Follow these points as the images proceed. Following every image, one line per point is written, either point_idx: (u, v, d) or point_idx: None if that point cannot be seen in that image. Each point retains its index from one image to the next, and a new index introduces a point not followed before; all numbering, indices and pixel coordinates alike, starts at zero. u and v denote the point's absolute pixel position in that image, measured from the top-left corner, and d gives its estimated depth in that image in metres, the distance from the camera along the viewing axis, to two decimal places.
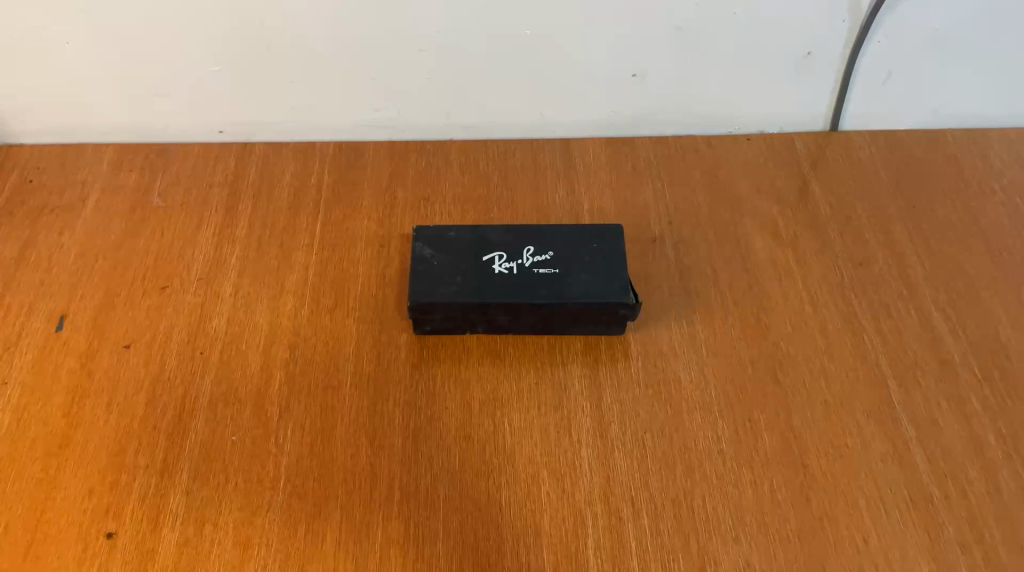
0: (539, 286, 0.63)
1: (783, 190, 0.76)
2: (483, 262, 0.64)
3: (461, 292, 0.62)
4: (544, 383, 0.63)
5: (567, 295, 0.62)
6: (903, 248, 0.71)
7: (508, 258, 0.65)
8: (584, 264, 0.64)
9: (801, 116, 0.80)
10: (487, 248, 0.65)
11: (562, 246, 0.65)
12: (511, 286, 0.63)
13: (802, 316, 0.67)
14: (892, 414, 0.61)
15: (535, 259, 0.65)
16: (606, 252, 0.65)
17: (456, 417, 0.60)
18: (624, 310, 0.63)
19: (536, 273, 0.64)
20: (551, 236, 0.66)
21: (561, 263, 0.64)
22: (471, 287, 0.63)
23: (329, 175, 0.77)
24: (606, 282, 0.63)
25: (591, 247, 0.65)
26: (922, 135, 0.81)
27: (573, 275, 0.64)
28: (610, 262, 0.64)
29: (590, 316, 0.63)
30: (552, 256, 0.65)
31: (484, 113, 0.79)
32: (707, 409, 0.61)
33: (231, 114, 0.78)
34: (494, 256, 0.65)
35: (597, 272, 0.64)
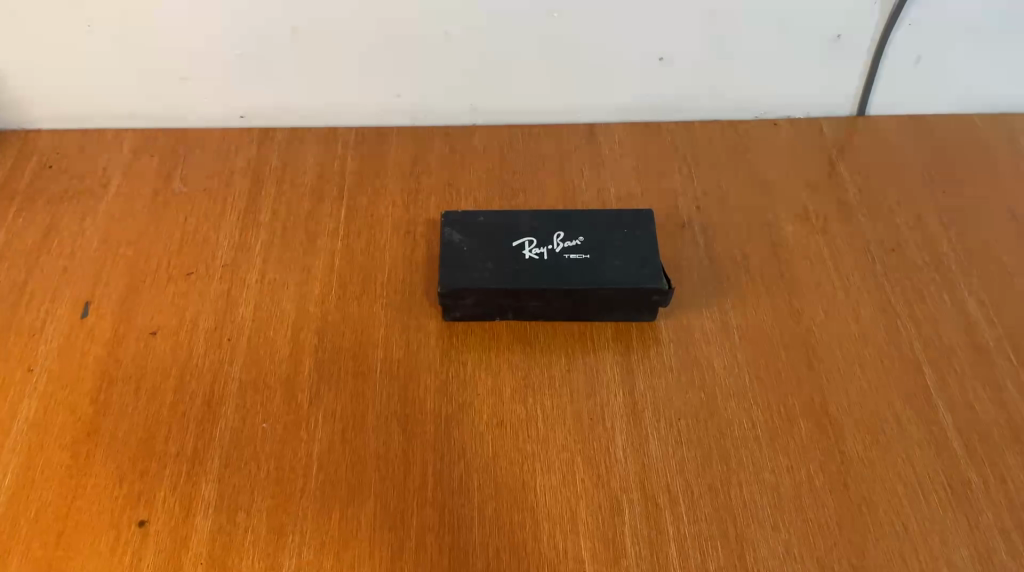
0: (570, 272, 0.62)
1: (812, 175, 0.75)
2: (514, 247, 0.64)
3: (493, 277, 0.62)
4: (576, 370, 0.62)
5: (599, 281, 0.62)
6: (935, 234, 0.71)
7: (538, 243, 0.64)
8: (615, 249, 0.64)
9: (828, 100, 0.79)
10: (517, 233, 0.65)
11: (592, 231, 0.65)
12: (543, 272, 0.62)
13: (835, 302, 0.66)
14: (928, 400, 0.60)
15: (566, 244, 0.64)
16: (637, 238, 0.64)
17: (488, 404, 0.60)
18: (657, 296, 0.62)
19: (567, 259, 0.63)
20: (580, 222, 0.66)
21: (592, 249, 0.64)
22: (503, 273, 0.62)
23: (352, 160, 0.76)
24: (638, 268, 0.62)
25: (622, 233, 0.65)
26: (950, 119, 0.80)
27: (604, 260, 0.63)
28: (641, 246, 0.64)
29: (622, 303, 0.63)
30: (583, 242, 0.64)
31: (508, 98, 0.78)
32: (741, 395, 0.61)
33: (253, 99, 0.77)
34: (524, 241, 0.64)
35: (629, 258, 0.63)
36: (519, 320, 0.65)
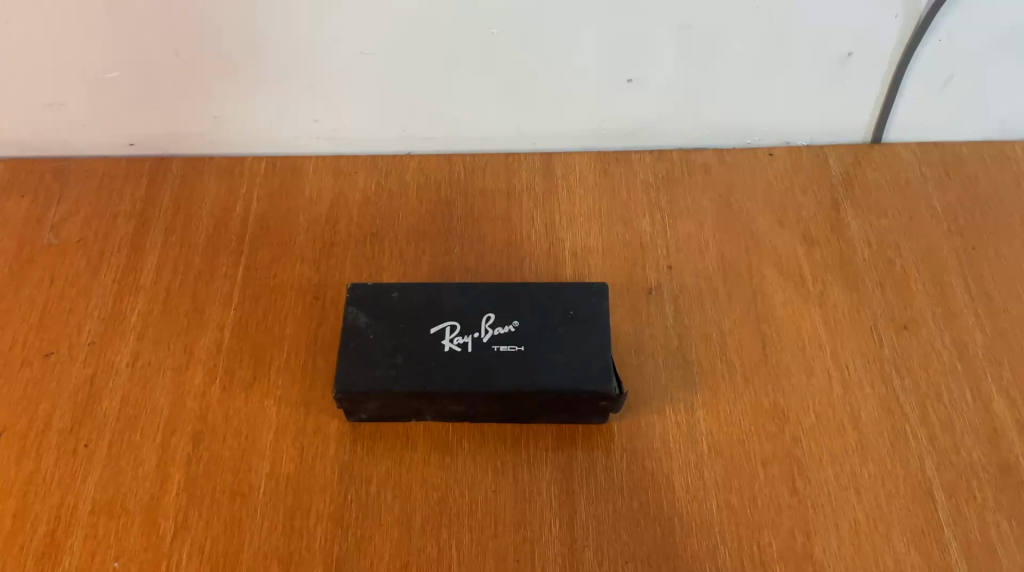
0: (498, 370, 0.50)
1: (811, 224, 0.62)
2: (432, 335, 0.52)
3: (401, 377, 0.50)
4: (505, 492, 0.51)
5: (532, 384, 0.49)
6: (958, 306, 0.58)
7: (461, 330, 0.52)
8: (556, 338, 0.51)
9: (836, 125, 0.65)
10: (437, 314, 0.53)
11: (529, 313, 0.52)
12: (464, 370, 0.50)
13: (830, 399, 0.54)
14: (939, 540, 0.48)
15: (495, 332, 0.52)
16: (584, 321, 0.52)
17: (392, 539, 0.49)
18: (605, 401, 0.50)
19: (495, 352, 0.51)
20: (516, 299, 0.53)
21: (528, 336, 0.51)
22: (414, 370, 0.50)
23: (258, 201, 0.64)
24: (582, 365, 0.50)
25: (567, 316, 0.52)
26: (986, 148, 0.66)
27: (541, 354, 0.50)
28: (588, 334, 0.51)
29: (562, 406, 0.51)
30: (517, 327, 0.52)
31: (448, 123, 0.65)
32: (706, 529, 0.49)
33: (142, 126, 0.64)
34: (444, 327, 0.52)
35: (572, 351, 0.51)
36: (440, 419, 0.53)
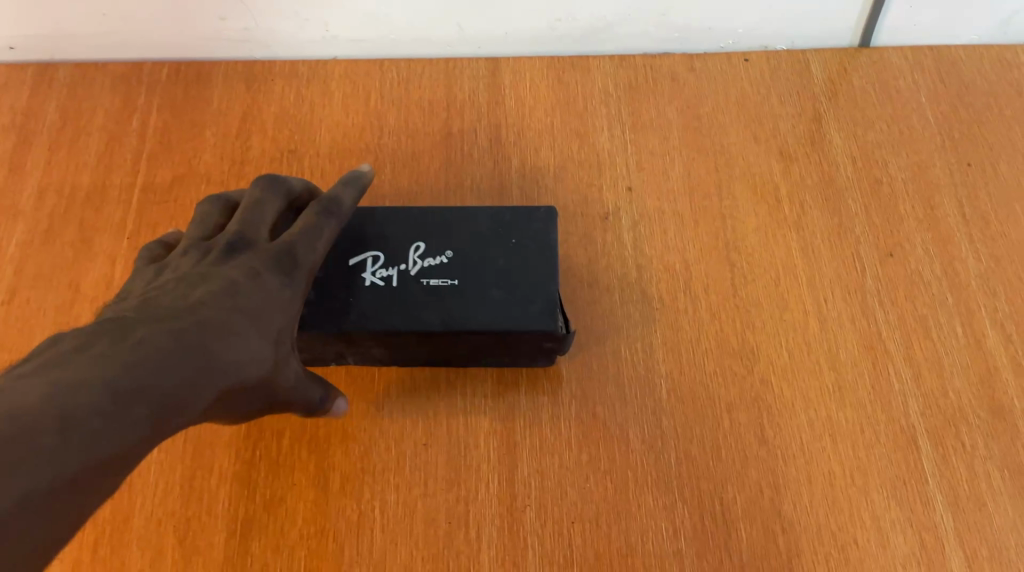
0: (425, 308, 0.43)
1: (789, 138, 0.55)
2: (349, 267, 0.44)
3: (313, 317, 0.43)
4: (437, 446, 0.44)
5: (464, 323, 0.42)
6: (951, 231, 0.51)
7: (384, 262, 0.45)
8: (495, 271, 0.44)
9: (820, 24, 0.58)
10: (357, 242, 0.45)
11: (466, 242, 0.45)
12: (388, 308, 0.43)
13: (805, 337, 0.48)
14: (921, 493, 0.43)
15: (424, 264, 0.45)
16: (529, 251, 0.45)
17: (307, 500, 0.43)
18: (550, 341, 0.43)
19: (422, 287, 0.44)
20: (451, 227, 0.46)
21: (463, 270, 0.44)
22: (328, 309, 0.43)
23: (158, 112, 0.55)
24: (525, 301, 0.43)
25: (507, 245, 0.45)
26: (986, 52, 0.59)
27: (478, 289, 0.44)
28: (533, 265, 0.44)
29: (502, 348, 0.44)
30: (450, 259, 0.45)
31: (378, 23, 0.56)
32: (662, 484, 0.43)
33: (18, 24, 0.55)
34: (365, 258, 0.45)
35: (513, 285, 0.44)
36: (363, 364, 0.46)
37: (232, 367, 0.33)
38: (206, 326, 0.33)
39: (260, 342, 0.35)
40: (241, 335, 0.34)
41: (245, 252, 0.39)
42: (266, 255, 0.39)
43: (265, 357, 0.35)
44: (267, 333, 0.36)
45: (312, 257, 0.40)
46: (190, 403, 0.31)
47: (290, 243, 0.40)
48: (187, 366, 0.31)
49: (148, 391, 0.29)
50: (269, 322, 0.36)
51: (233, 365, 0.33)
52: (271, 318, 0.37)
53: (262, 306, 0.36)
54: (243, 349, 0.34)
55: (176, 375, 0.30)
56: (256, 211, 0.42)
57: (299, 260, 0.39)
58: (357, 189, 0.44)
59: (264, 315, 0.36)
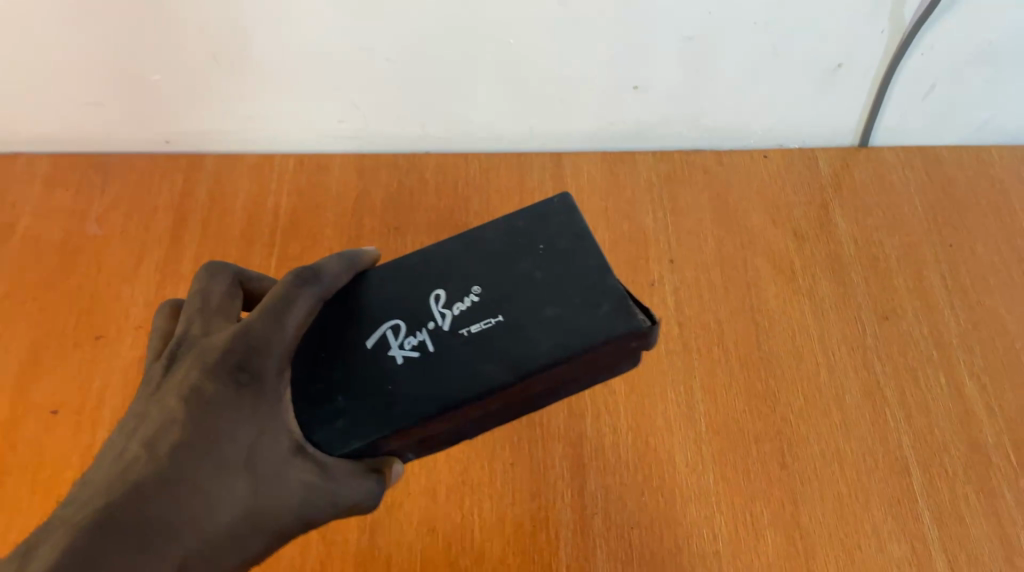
0: (484, 358, 0.41)
1: (802, 221, 0.67)
2: (378, 352, 0.42)
3: (359, 420, 0.40)
4: (522, 466, 0.55)
5: (536, 357, 0.41)
6: (936, 299, 0.63)
7: (411, 329, 0.43)
8: (541, 288, 0.43)
9: (827, 128, 0.71)
10: (378, 318, 0.44)
11: (496, 274, 0.44)
12: (439, 369, 0.41)
13: (817, 383, 0.59)
14: (911, 509, 0.54)
15: (456, 313, 0.43)
16: (564, 250, 0.44)
17: (420, 506, 0.54)
18: (639, 341, 0.42)
19: (468, 334, 0.42)
20: (467, 265, 0.45)
21: (502, 304, 0.43)
22: (371, 407, 0.40)
23: (287, 196, 0.68)
24: (590, 307, 0.42)
25: (534, 260, 0.44)
26: (965, 151, 0.71)
27: (532, 313, 0.42)
28: (573, 265, 0.44)
29: (585, 366, 0.42)
30: (479, 297, 0.44)
31: (465, 125, 0.70)
32: (703, 498, 0.54)
33: (176, 124, 0.69)
34: (388, 332, 0.43)
35: (561, 296, 0.42)
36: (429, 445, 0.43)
37: (198, 506, 0.34)
38: (171, 463, 0.34)
39: (230, 474, 0.35)
40: (205, 469, 0.35)
41: (205, 356, 0.39)
42: (224, 357, 0.38)
43: (244, 483, 0.36)
44: (233, 463, 0.36)
45: (277, 341, 0.39)
46: (153, 566, 0.31)
47: (250, 329, 0.39)
48: (128, 547, 0.31)
49: (95, 564, 0.29)
50: (235, 441, 0.36)
51: (196, 504, 0.34)
52: (243, 426, 0.37)
53: (230, 426, 0.36)
54: (222, 480, 0.35)
55: (122, 554, 0.30)
56: (204, 297, 0.43)
57: (264, 348, 0.39)
58: (345, 260, 0.45)
59: (224, 444, 0.36)
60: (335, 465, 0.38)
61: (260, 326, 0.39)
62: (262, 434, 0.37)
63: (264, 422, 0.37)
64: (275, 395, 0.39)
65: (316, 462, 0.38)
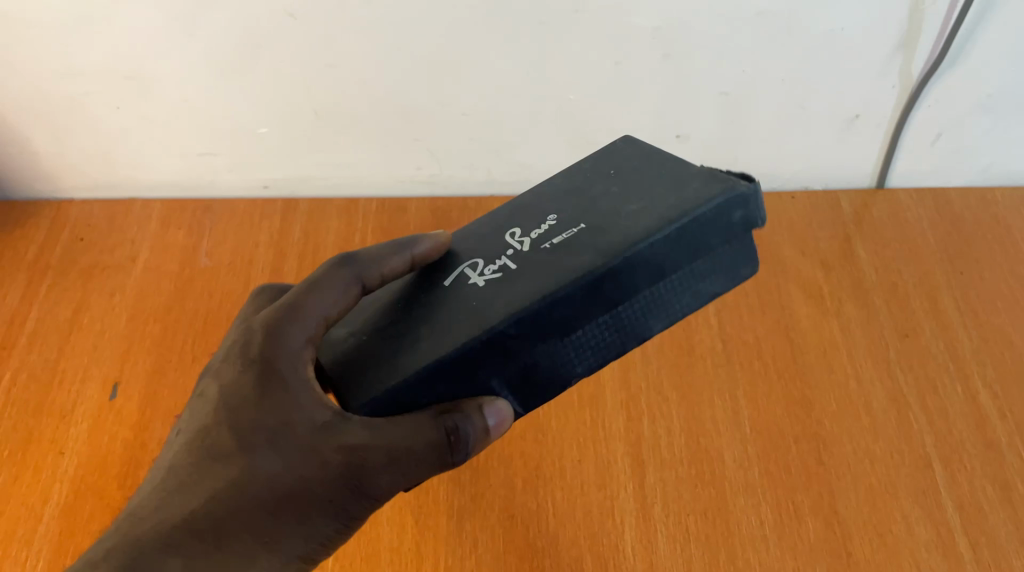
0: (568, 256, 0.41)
1: (827, 253, 0.76)
2: (457, 285, 0.43)
3: (442, 336, 0.40)
4: (588, 462, 0.63)
5: (627, 240, 0.40)
6: (950, 319, 0.71)
7: (489, 262, 0.44)
8: (620, 196, 0.44)
9: (846, 172, 0.80)
10: (459, 263, 0.45)
11: (570, 201, 0.45)
12: (519, 279, 0.41)
13: (847, 392, 0.66)
14: (936, 499, 0.60)
15: (536, 235, 0.44)
16: (634, 165, 0.46)
17: (501, 495, 0.62)
18: (745, 212, 0.41)
19: (548, 246, 0.42)
20: (539, 202, 0.47)
21: (583, 215, 0.44)
22: (457, 319, 0.40)
23: (372, 233, 0.78)
24: (678, 189, 0.42)
25: (609, 176, 0.46)
26: (971, 193, 0.80)
27: (618, 212, 0.42)
28: (645, 172, 0.45)
29: (692, 245, 0.40)
30: (556, 219, 0.44)
31: (526, 171, 0.79)
32: (750, 490, 0.61)
33: (275, 171, 0.79)
34: (467, 270, 0.44)
35: (642, 193, 0.43)
36: (538, 377, 0.41)
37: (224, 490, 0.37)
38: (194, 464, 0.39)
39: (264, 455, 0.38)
40: (233, 458, 0.38)
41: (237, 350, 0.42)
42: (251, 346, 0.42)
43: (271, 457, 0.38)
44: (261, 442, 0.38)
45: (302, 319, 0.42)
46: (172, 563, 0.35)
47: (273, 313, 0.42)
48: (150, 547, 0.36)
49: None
50: (258, 422, 0.39)
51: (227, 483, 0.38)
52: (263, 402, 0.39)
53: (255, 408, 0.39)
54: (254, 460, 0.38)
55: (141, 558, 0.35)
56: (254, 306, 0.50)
57: (282, 332, 0.41)
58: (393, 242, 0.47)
59: (248, 430, 0.39)
60: (387, 424, 0.39)
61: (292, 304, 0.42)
62: (284, 406, 0.39)
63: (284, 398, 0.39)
64: (297, 370, 0.40)
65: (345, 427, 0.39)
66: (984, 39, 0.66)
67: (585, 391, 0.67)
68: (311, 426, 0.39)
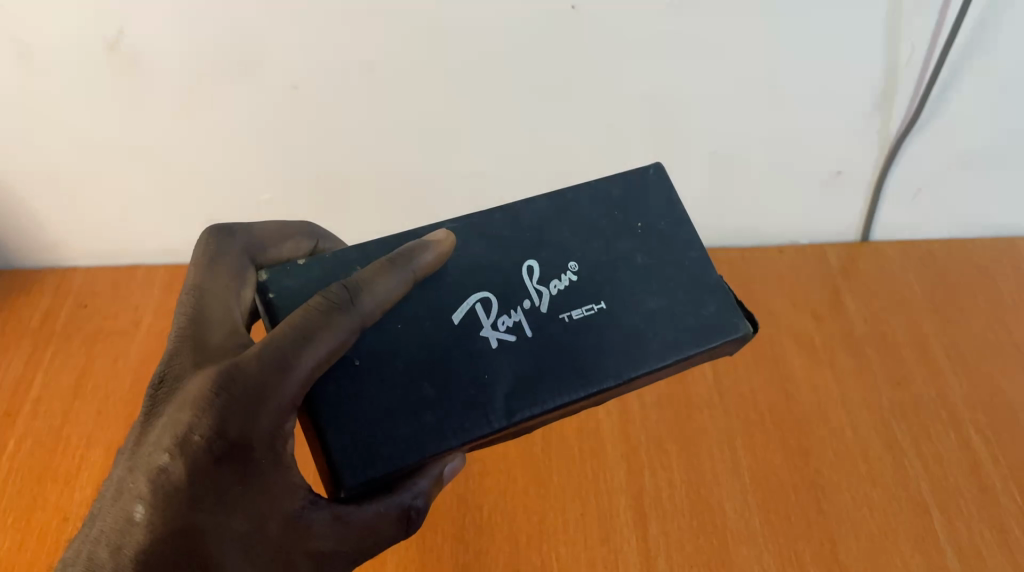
0: (575, 356, 0.43)
1: (818, 305, 0.78)
2: (469, 333, 0.42)
3: (448, 433, 0.40)
4: (591, 515, 0.63)
5: (633, 361, 0.43)
6: (940, 368, 0.72)
7: (501, 306, 0.43)
8: (644, 275, 0.45)
9: (832, 227, 0.83)
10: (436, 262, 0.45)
11: (594, 249, 0.45)
12: (527, 366, 0.42)
13: (843, 440, 0.68)
14: (936, 545, 0.61)
15: (555, 292, 0.44)
16: (665, 234, 0.46)
17: (505, 551, 0.62)
18: (736, 348, 0.46)
19: (558, 324, 0.43)
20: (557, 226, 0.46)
21: (605, 287, 0.44)
22: (459, 403, 0.41)
23: None
24: (700, 307, 0.44)
25: (637, 229, 0.46)
26: (953, 245, 0.83)
27: (638, 303, 0.44)
28: (677, 252, 0.46)
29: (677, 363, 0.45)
30: (576, 277, 0.45)
31: None
32: (752, 540, 0.62)
33: None
34: (480, 308, 0.43)
35: (660, 283, 0.45)
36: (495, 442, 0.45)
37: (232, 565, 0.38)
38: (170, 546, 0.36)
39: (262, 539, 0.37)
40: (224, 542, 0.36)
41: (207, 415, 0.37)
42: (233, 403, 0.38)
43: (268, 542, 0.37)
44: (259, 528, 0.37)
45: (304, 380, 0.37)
46: None
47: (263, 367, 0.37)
48: None
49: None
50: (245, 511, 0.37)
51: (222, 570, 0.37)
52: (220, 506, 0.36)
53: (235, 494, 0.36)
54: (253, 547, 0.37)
55: None
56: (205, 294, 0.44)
57: (257, 411, 0.36)
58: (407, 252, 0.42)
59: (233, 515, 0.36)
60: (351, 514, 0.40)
61: (249, 362, 0.37)
62: (252, 511, 0.37)
63: (257, 496, 0.37)
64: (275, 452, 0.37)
65: (313, 527, 0.38)
66: (958, 97, 0.69)
67: (586, 444, 0.68)
68: (285, 523, 0.38)
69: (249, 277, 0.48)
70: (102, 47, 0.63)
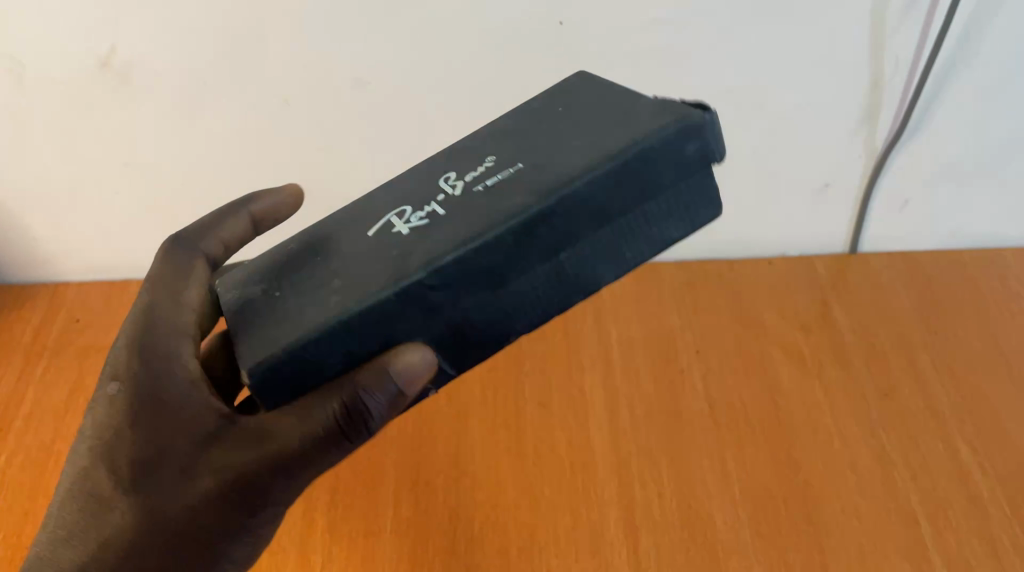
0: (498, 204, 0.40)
1: (806, 316, 0.79)
2: (382, 234, 0.42)
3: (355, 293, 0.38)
4: (582, 528, 0.64)
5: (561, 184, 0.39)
6: (928, 379, 0.73)
7: (416, 208, 0.43)
8: (564, 129, 0.43)
9: (821, 239, 0.83)
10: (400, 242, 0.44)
11: (510, 139, 0.44)
12: (443, 226, 0.40)
13: (831, 451, 0.68)
14: (925, 555, 0.61)
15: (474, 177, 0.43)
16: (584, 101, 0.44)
17: (495, 564, 0.62)
18: (699, 142, 0.40)
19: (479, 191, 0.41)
20: (479, 141, 0.46)
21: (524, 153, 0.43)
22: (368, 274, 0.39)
23: None
24: (630, 120, 0.41)
25: (556, 111, 0.45)
26: (941, 257, 0.83)
27: (560, 146, 0.42)
28: (595, 103, 0.44)
29: (637, 186, 0.40)
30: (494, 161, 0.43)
31: None
32: (741, 552, 0.62)
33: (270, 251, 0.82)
34: (397, 215, 0.43)
35: (583, 126, 0.42)
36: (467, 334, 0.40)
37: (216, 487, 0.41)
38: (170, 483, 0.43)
39: None
40: None
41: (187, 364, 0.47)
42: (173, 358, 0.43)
43: None
44: None
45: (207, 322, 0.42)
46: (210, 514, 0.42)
47: None
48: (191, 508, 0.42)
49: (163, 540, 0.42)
50: None
51: None
52: None
53: None
54: None
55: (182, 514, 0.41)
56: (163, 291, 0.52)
57: None
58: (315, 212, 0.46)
59: None
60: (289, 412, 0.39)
61: None
62: None
63: None
64: None
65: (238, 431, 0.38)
66: (941, 110, 0.70)
67: (577, 456, 0.68)
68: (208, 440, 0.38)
69: (196, 269, 0.55)
70: (94, 64, 0.64)
